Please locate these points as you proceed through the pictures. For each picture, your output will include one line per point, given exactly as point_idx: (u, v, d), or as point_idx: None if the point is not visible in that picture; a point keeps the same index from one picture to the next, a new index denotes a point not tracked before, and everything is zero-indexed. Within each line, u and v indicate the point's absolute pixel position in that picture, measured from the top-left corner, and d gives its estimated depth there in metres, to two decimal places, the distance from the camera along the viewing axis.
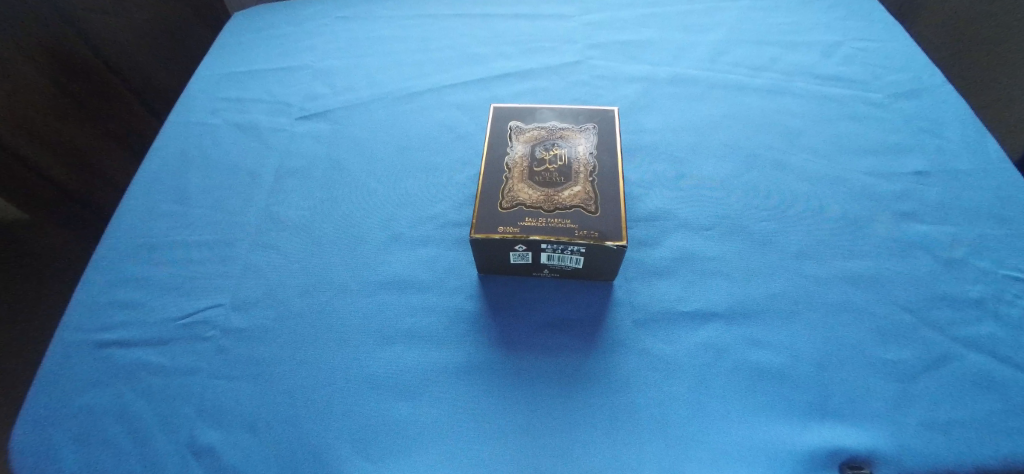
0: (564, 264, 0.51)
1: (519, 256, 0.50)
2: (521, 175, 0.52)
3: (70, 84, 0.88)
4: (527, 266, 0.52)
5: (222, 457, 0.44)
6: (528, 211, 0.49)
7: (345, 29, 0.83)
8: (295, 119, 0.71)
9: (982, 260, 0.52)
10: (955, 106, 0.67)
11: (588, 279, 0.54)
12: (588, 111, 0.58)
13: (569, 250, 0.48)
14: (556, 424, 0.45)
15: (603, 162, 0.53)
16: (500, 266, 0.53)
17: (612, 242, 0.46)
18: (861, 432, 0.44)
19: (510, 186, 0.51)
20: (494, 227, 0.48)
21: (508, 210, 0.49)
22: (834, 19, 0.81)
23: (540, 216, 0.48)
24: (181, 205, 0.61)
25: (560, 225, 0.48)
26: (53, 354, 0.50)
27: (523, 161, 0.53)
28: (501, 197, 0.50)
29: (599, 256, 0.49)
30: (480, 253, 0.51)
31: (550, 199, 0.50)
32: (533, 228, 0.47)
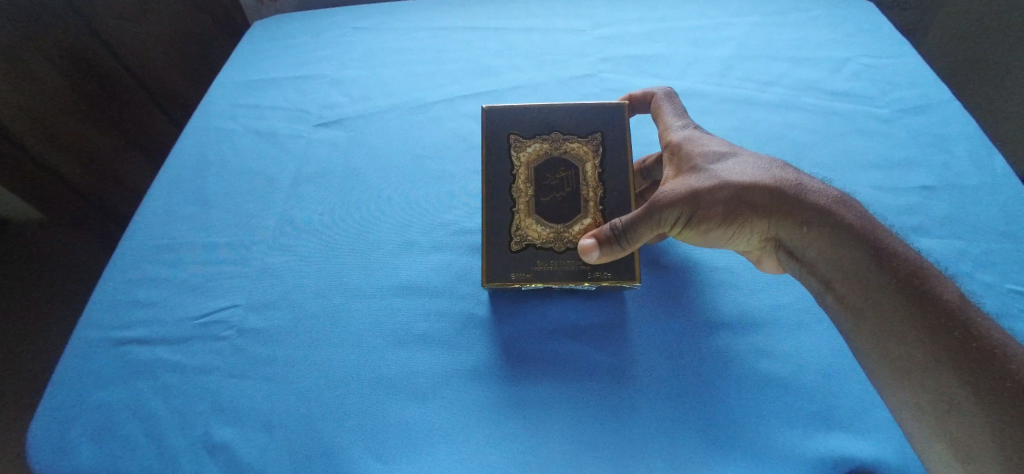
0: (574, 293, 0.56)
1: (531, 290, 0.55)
2: (528, 208, 0.54)
3: (89, 89, 0.90)
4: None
5: (235, 454, 0.45)
6: (539, 252, 0.52)
7: (361, 39, 0.85)
8: (312, 126, 0.72)
9: (989, 274, 0.54)
10: (962, 122, 0.68)
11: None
12: (590, 118, 0.56)
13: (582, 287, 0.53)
14: (566, 426, 0.46)
15: (612, 183, 0.54)
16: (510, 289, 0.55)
17: (624, 284, 0.51)
18: (867, 442, 0.44)
19: (519, 223, 0.53)
20: (506, 274, 0.52)
21: (519, 252, 0.53)
22: (841, 35, 0.82)
23: (551, 258, 0.52)
24: (200, 208, 0.63)
25: (571, 268, 0.52)
26: (72, 350, 0.51)
27: (528, 189, 0.54)
28: (509, 237, 0.53)
29: (611, 289, 0.54)
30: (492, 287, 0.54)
31: (560, 236, 0.53)
32: (546, 273, 0.52)
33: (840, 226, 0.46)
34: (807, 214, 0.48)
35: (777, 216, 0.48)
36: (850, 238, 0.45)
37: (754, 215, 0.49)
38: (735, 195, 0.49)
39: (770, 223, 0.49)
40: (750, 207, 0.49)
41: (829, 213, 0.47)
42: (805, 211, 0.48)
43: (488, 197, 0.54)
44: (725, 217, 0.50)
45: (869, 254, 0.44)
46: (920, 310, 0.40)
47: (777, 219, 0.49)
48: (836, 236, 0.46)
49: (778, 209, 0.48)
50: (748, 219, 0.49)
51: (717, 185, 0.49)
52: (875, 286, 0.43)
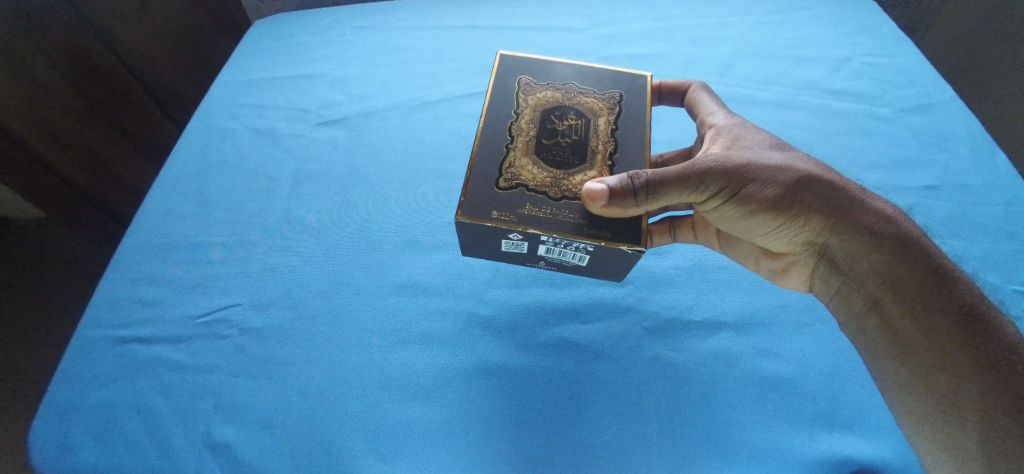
0: (562, 259, 0.51)
1: (514, 244, 0.50)
2: (526, 148, 0.50)
3: (91, 87, 0.89)
4: (522, 254, 0.52)
5: (237, 453, 0.45)
6: (530, 195, 0.47)
7: (362, 38, 0.85)
8: (313, 125, 0.72)
9: (991, 274, 0.54)
10: (963, 121, 0.68)
11: (598, 273, 0.53)
12: (612, 76, 0.56)
13: (574, 246, 0.47)
14: (568, 428, 0.46)
15: (625, 139, 0.51)
16: (487, 243, 0.51)
17: (628, 247, 0.45)
18: (867, 442, 0.44)
19: (513, 161, 0.49)
20: (487, 212, 0.46)
21: (506, 190, 0.48)
22: (842, 34, 0.82)
23: (543, 204, 0.47)
24: (201, 207, 0.63)
25: (564, 219, 0.46)
26: (74, 350, 0.51)
27: (531, 131, 0.51)
28: (499, 175, 0.48)
29: (608, 255, 0.48)
30: (472, 232, 0.49)
31: (557, 183, 0.48)
32: (533, 218, 0.46)
33: (906, 244, 0.42)
34: (872, 222, 0.43)
35: (835, 216, 0.44)
36: (916, 254, 0.41)
37: (797, 210, 0.45)
38: (785, 190, 0.44)
39: (818, 224, 0.45)
40: (799, 204, 0.44)
41: (894, 227, 0.43)
42: (868, 219, 0.43)
43: (485, 131, 0.51)
44: (761, 208, 0.45)
45: (932, 272, 0.40)
46: (971, 336, 0.37)
47: (826, 220, 0.44)
48: (897, 250, 0.42)
49: (838, 211, 0.44)
50: (790, 214, 0.45)
51: (771, 175, 0.45)
52: (929, 302, 0.39)
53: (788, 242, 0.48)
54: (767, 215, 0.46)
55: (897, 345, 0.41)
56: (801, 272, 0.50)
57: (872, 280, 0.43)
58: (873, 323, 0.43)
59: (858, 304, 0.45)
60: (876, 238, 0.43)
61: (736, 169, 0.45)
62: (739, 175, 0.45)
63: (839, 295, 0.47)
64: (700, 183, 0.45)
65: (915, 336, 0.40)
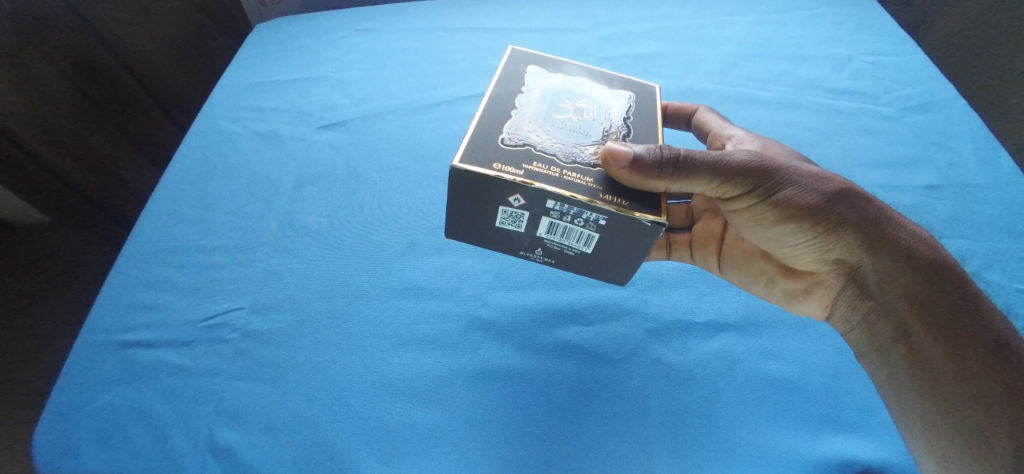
0: (564, 240, 0.48)
1: (513, 215, 0.46)
2: (534, 116, 0.47)
3: (92, 90, 0.89)
4: (521, 234, 0.48)
5: (238, 457, 0.45)
6: (538, 156, 0.44)
7: (363, 41, 0.85)
8: (314, 128, 0.72)
9: (995, 273, 0.53)
10: (967, 120, 0.68)
11: (600, 265, 0.51)
12: (622, 78, 0.55)
13: (583, 217, 0.43)
14: (569, 431, 0.46)
15: (636, 128, 0.50)
16: (479, 216, 0.48)
17: (649, 218, 0.42)
18: (872, 444, 0.44)
19: (519, 126, 0.46)
20: (490, 164, 0.42)
21: (512, 149, 0.44)
22: (843, 33, 0.81)
23: (553, 165, 0.43)
24: (203, 210, 0.63)
25: (579, 182, 0.42)
26: (78, 354, 0.52)
27: (539, 105, 0.49)
28: (506, 136, 0.45)
29: (620, 229, 0.44)
30: (469, 191, 0.44)
31: (568, 150, 0.45)
32: (542, 176, 0.42)
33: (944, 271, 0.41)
34: (910, 246, 0.42)
35: (874, 236, 0.43)
36: (952, 281, 0.40)
37: (827, 220, 0.43)
38: (822, 200, 0.44)
39: (852, 243, 0.44)
40: (835, 215, 0.43)
41: (930, 253, 0.42)
42: (905, 243, 0.42)
43: (491, 100, 0.48)
44: (789, 214, 0.44)
45: (966, 302, 0.39)
46: (999, 367, 0.36)
47: (862, 235, 0.43)
48: (931, 275, 0.41)
49: (878, 233, 0.43)
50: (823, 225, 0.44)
51: (810, 184, 0.44)
52: (959, 328, 0.38)
53: (814, 257, 0.47)
54: (797, 222, 0.45)
55: (916, 365, 0.40)
56: (824, 292, 0.50)
57: (899, 299, 0.42)
58: (894, 340, 0.42)
59: (880, 321, 0.44)
60: (911, 261, 0.41)
61: (774, 171, 0.44)
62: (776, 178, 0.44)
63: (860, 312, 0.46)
64: (731, 176, 0.44)
65: (937, 358, 0.39)
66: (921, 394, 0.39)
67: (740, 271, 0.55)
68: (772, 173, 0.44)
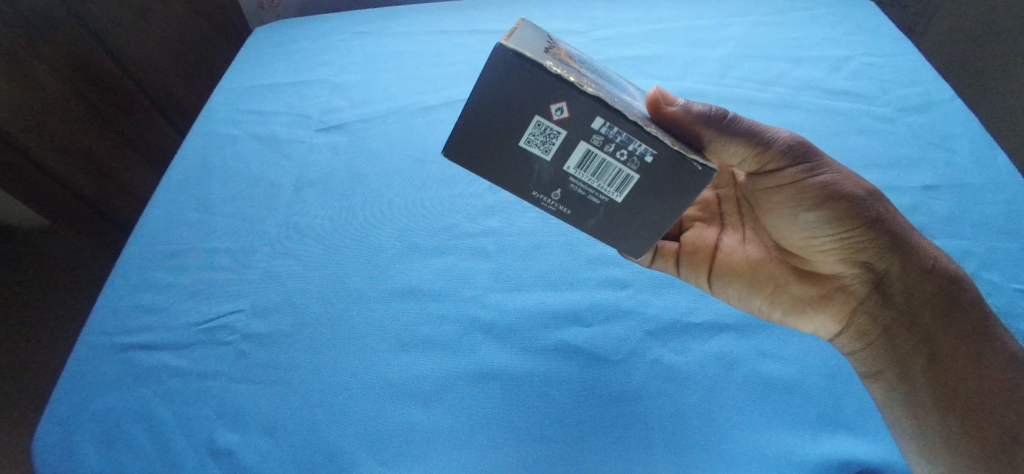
0: (594, 185, 0.35)
1: (546, 133, 0.32)
2: (567, 57, 0.37)
3: (92, 95, 0.90)
4: (540, 166, 0.34)
5: (238, 459, 0.45)
6: (582, 74, 0.34)
7: (361, 44, 0.86)
8: (313, 131, 0.73)
9: (993, 273, 0.53)
10: (964, 120, 0.68)
11: (620, 232, 0.38)
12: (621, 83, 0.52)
13: (632, 147, 0.33)
14: (568, 432, 0.46)
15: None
16: (486, 137, 0.33)
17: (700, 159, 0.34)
18: (870, 443, 0.44)
19: (556, 52, 0.35)
20: (536, 55, 0.31)
21: (553, 56, 0.33)
22: (840, 34, 0.82)
23: (600, 88, 0.34)
24: (203, 213, 0.63)
25: (631, 113, 0.33)
26: (78, 356, 0.52)
27: (567, 51, 0.39)
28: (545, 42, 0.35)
29: (662, 174, 0.34)
30: (499, 83, 0.30)
31: (608, 90, 0.37)
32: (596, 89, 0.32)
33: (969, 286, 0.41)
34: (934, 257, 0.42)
35: (904, 237, 0.43)
36: (974, 292, 0.40)
37: (861, 210, 0.43)
38: (860, 190, 0.43)
39: (883, 239, 0.43)
40: (871, 205, 0.43)
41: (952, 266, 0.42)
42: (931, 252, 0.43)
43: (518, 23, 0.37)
44: (823, 198, 0.43)
45: (983, 313, 0.39)
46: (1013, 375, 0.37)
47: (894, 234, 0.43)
48: (956, 282, 0.41)
49: (907, 235, 0.43)
50: (860, 214, 0.43)
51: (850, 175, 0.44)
52: (977, 334, 0.39)
53: (839, 257, 0.46)
54: (833, 207, 0.43)
55: (938, 370, 0.39)
56: (841, 303, 0.47)
57: (928, 299, 0.41)
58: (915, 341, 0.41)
59: (902, 321, 0.42)
60: (937, 268, 0.42)
61: (817, 154, 0.44)
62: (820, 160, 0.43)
63: (873, 318, 0.44)
64: (771, 148, 0.43)
65: (959, 357, 0.38)
66: (937, 393, 0.39)
67: (740, 278, 0.51)
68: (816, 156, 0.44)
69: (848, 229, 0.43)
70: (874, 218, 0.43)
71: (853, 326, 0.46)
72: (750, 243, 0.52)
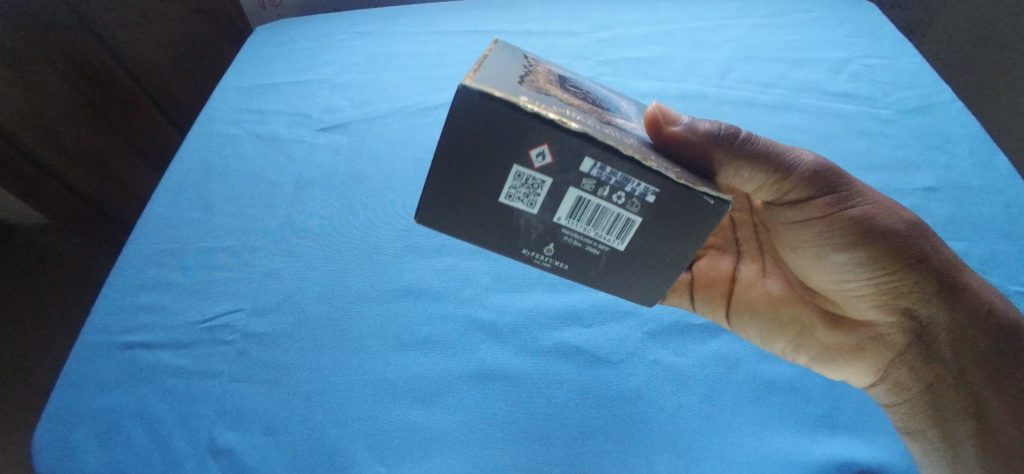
0: (592, 233, 0.33)
1: (528, 183, 0.30)
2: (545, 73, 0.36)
3: (94, 94, 0.90)
4: (527, 220, 0.32)
5: (238, 459, 0.45)
6: (561, 101, 0.30)
7: (363, 44, 0.86)
8: (314, 131, 0.73)
9: (992, 276, 0.53)
10: (965, 123, 0.68)
11: (631, 274, 0.36)
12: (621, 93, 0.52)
13: (631, 184, 0.30)
14: (567, 433, 0.46)
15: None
16: (459, 191, 0.30)
17: (710, 192, 0.30)
18: (868, 445, 0.44)
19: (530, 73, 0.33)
20: (506, 88, 0.27)
21: (527, 84, 0.29)
22: (841, 36, 0.82)
23: (584, 115, 0.31)
24: (203, 213, 0.63)
25: (623, 142, 0.30)
26: (78, 355, 0.52)
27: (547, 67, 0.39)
28: (522, 65, 0.33)
29: (671, 212, 0.32)
30: (461, 135, 0.27)
31: (596, 110, 0.34)
32: (580, 121, 0.28)
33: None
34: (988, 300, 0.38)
35: (952, 278, 0.39)
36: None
37: (898, 247, 0.39)
38: (897, 225, 0.40)
39: (927, 282, 0.39)
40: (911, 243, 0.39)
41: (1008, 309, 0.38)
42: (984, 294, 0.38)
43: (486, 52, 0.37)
44: (853, 236, 0.40)
45: None
46: None
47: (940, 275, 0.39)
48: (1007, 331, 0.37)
49: (956, 276, 0.39)
50: (899, 255, 0.39)
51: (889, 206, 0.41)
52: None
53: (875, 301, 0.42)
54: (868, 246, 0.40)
55: (989, 432, 0.36)
56: (876, 350, 0.44)
57: (981, 350, 0.37)
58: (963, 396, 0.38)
59: (948, 371, 0.39)
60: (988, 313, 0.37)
61: (847, 185, 0.41)
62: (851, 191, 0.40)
63: (911, 366, 0.41)
64: (794, 179, 0.40)
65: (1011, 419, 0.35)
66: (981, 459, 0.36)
67: (762, 318, 0.49)
68: (847, 185, 0.41)
69: (883, 269, 0.40)
70: (917, 255, 0.39)
71: (892, 374, 0.43)
72: (770, 277, 0.49)
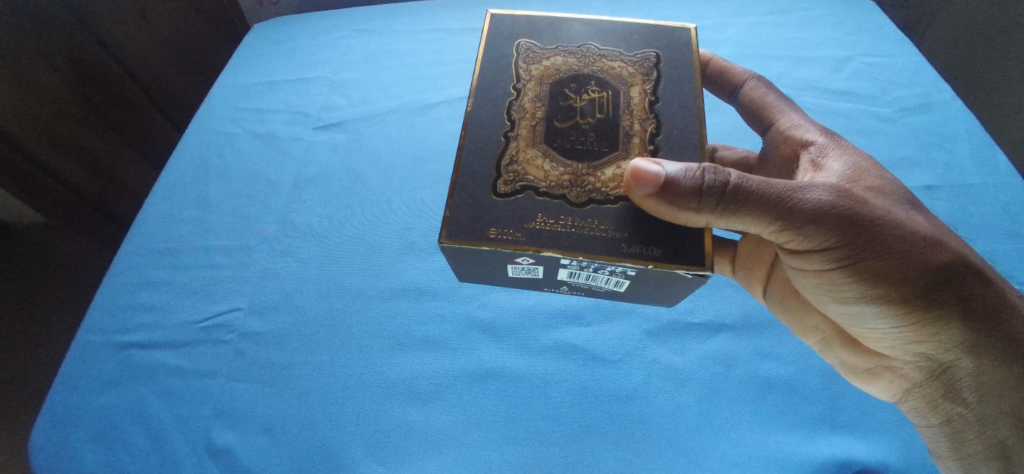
0: (591, 284, 0.45)
1: (527, 268, 0.44)
2: (530, 137, 0.44)
3: (91, 92, 0.89)
4: (538, 281, 0.47)
5: (237, 459, 0.45)
6: (540, 201, 0.41)
7: (362, 41, 0.85)
8: (312, 129, 0.72)
9: None
10: (966, 121, 0.68)
11: (645, 294, 0.47)
12: (639, 31, 0.50)
13: (609, 269, 0.41)
14: (565, 434, 0.46)
15: (668, 112, 0.45)
16: (478, 267, 0.46)
17: (687, 269, 0.38)
18: (866, 444, 0.44)
19: (516, 154, 0.43)
20: (482, 231, 0.40)
21: (506, 197, 0.41)
22: (842, 34, 0.81)
23: (560, 213, 0.41)
24: (201, 211, 0.63)
25: (596, 233, 0.40)
26: (75, 354, 0.51)
27: (536, 109, 0.45)
28: (502, 171, 0.42)
29: (657, 276, 0.41)
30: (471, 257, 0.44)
31: (579, 181, 0.42)
32: (549, 235, 0.39)
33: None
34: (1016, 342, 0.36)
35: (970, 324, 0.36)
36: None
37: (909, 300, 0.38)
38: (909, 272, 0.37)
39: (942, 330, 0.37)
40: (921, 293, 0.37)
41: None
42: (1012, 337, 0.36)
43: (480, 112, 0.45)
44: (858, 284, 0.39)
45: None
46: None
47: (956, 325, 0.37)
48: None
49: (977, 319, 0.36)
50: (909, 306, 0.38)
51: (900, 247, 0.38)
52: None
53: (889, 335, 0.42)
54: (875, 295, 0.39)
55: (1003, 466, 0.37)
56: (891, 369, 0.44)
57: (998, 398, 0.36)
58: (982, 433, 0.38)
59: (965, 409, 0.39)
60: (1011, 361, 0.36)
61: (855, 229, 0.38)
62: (854, 237, 0.38)
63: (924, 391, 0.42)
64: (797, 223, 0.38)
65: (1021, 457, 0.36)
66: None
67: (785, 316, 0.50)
68: (855, 228, 0.38)
69: (895, 314, 0.39)
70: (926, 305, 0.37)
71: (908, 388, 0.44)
72: None
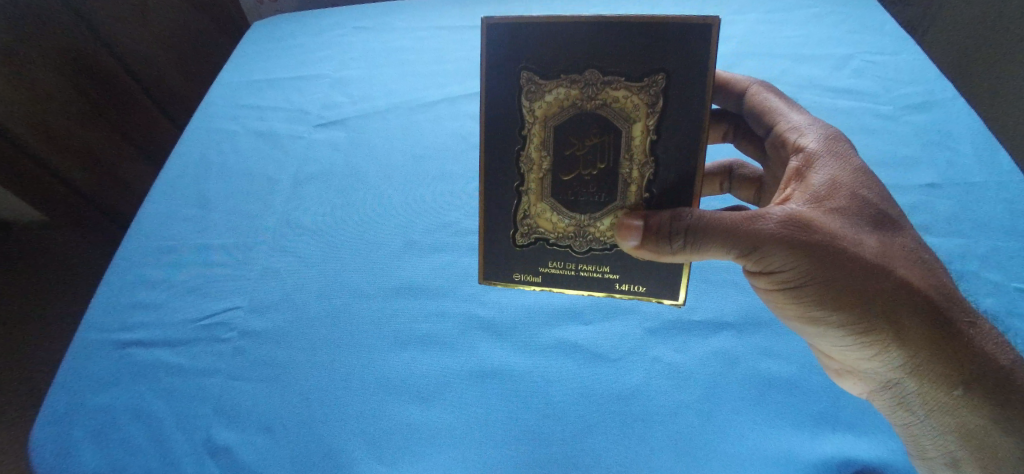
0: None
1: None
2: (539, 190, 0.51)
3: (94, 89, 0.91)
4: None
5: (236, 457, 0.45)
6: (551, 250, 0.53)
7: (361, 39, 0.85)
8: (313, 127, 0.72)
9: (992, 272, 0.53)
10: (971, 118, 0.67)
11: None
12: (647, 40, 0.46)
13: None
14: (564, 431, 0.45)
15: (665, 156, 0.48)
16: None
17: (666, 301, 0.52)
18: (872, 443, 0.43)
19: (528, 208, 0.52)
20: (509, 274, 0.54)
21: (524, 248, 0.53)
22: (844, 32, 0.81)
23: (568, 259, 0.53)
24: (201, 209, 0.62)
25: (596, 275, 0.53)
26: (75, 354, 0.51)
27: (543, 158, 0.50)
28: (518, 223, 0.52)
29: None
30: None
31: (581, 232, 0.52)
32: (560, 277, 0.54)
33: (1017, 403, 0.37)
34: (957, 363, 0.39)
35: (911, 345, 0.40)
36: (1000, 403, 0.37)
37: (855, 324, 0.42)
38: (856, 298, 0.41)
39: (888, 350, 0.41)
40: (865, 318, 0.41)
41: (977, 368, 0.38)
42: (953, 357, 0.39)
43: (493, 166, 0.51)
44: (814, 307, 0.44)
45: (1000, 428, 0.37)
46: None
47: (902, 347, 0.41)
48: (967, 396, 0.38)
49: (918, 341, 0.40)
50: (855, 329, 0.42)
51: (848, 278, 0.40)
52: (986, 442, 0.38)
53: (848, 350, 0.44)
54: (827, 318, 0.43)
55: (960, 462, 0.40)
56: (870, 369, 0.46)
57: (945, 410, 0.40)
58: (937, 439, 0.41)
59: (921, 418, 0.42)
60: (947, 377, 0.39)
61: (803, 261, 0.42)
62: (803, 272, 0.42)
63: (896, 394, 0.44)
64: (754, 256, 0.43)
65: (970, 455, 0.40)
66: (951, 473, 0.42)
67: None
68: (806, 261, 0.41)
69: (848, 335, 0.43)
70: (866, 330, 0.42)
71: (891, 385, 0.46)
72: None
